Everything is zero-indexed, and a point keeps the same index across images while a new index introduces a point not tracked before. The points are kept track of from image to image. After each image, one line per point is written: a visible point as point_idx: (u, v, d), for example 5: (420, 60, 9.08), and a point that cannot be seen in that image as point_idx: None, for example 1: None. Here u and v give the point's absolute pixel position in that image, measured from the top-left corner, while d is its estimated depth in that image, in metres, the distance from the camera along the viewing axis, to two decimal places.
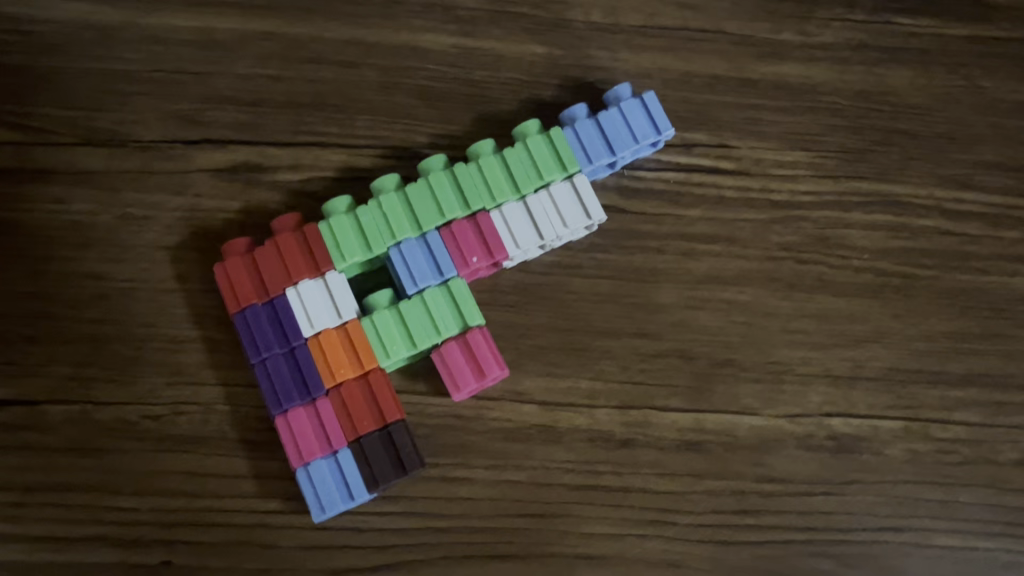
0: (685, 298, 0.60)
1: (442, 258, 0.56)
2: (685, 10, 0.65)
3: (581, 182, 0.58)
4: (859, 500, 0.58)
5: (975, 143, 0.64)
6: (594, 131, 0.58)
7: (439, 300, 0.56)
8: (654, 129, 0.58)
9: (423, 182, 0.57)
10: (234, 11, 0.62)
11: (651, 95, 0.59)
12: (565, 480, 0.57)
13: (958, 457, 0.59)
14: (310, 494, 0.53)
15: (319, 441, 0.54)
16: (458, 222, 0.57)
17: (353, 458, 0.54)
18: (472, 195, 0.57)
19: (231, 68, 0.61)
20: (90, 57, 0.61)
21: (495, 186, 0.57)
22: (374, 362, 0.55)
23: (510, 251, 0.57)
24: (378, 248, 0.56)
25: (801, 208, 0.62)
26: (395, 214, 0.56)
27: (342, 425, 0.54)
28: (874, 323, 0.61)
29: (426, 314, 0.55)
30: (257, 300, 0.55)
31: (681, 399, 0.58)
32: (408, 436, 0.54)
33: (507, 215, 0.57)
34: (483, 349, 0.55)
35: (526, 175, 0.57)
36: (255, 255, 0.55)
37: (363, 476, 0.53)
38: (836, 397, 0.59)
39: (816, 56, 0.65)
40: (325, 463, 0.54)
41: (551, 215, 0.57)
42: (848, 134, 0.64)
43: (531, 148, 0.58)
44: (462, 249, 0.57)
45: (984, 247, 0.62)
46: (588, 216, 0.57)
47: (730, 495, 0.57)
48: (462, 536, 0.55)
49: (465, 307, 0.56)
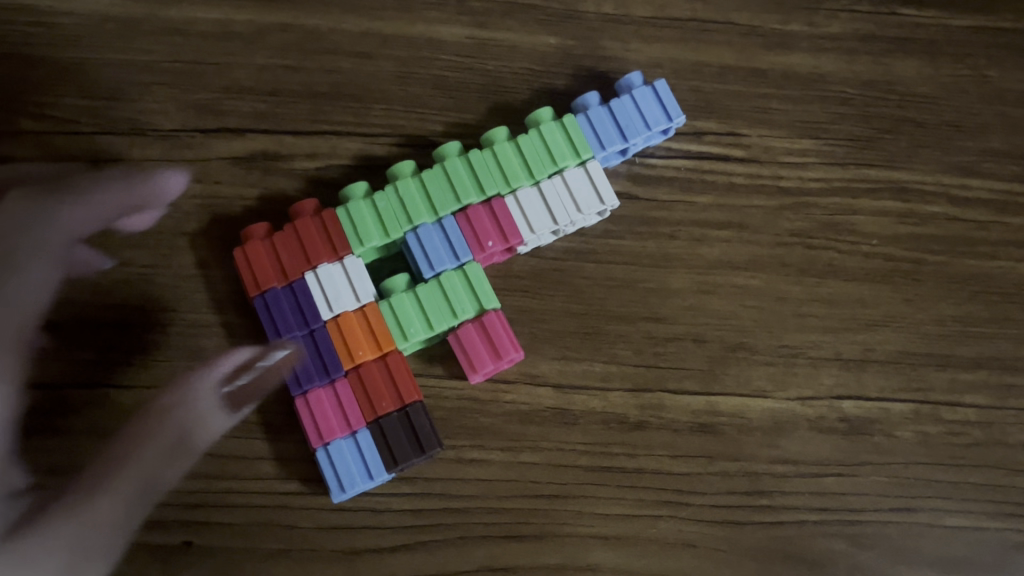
0: (697, 282, 0.61)
1: (458, 242, 0.57)
2: (695, 2, 0.66)
3: (594, 168, 0.59)
4: (871, 482, 0.59)
5: (982, 131, 0.65)
6: (606, 117, 0.59)
7: (455, 283, 0.57)
8: (666, 115, 0.59)
9: (438, 168, 0.58)
10: (252, 5, 0.63)
11: (662, 83, 0.60)
12: (580, 462, 0.57)
13: (969, 439, 0.60)
14: (327, 472, 0.54)
15: (338, 421, 0.55)
16: (472, 208, 0.58)
17: (372, 438, 0.55)
18: (487, 180, 0.58)
19: (250, 59, 0.62)
20: (111, 49, 0.62)
21: (509, 172, 0.58)
22: (392, 344, 0.56)
23: (524, 235, 0.58)
24: (395, 232, 0.57)
25: (811, 195, 0.63)
26: (412, 200, 0.57)
27: (361, 407, 0.55)
28: (885, 307, 0.61)
29: (443, 297, 0.56)
30: (276, 284, 0.56)
31: (695, 381, 0.59)
32: (426, 417, 0.54)
33: (522, 200, 0.58)
34: (499, 330, 0.56)
35: (540, 161, 0.58)
36: (274, 240, 0.56)
37: (381, 455, 0.54)
38: (848, 379, 0.60)
39: (824, 47, 0.66)
40: (343, 442, 0.54)
41: (565, 200, 0.58)
42: (856, 123, 0.65)
43: (545, 135, 0.59)
44: (478, 233, 0.57)
45: (992, 233, 0.63)
46: (601, 201, 0.58)
47: (744, 476, 0.58)
48: (479, 517, 0.56)
49: (481, 290, 0.56)
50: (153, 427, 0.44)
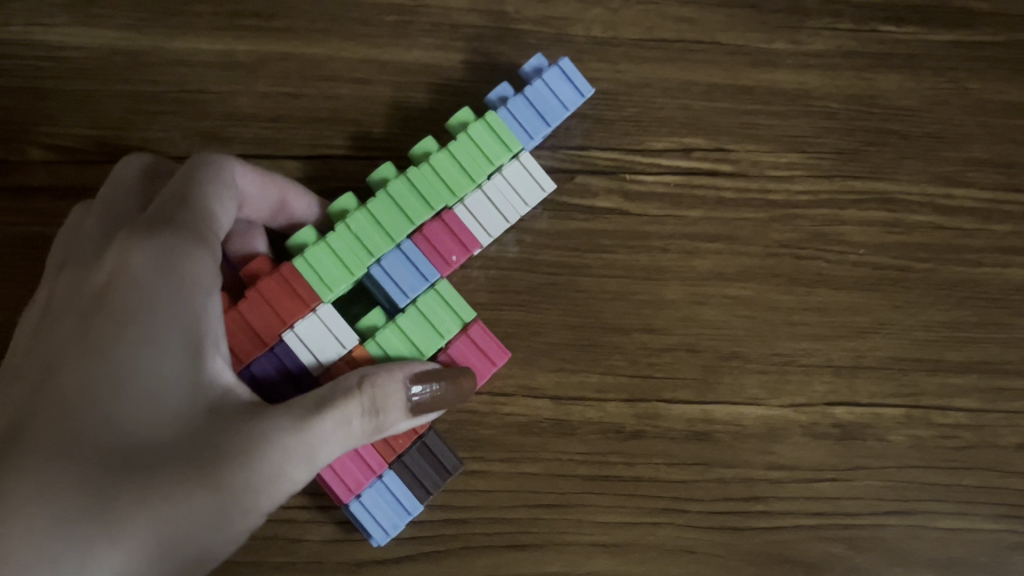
0: (690, 294, 0.62)
1: (422, 264, 0.57)
2: (682, 22, 0.67)
3: (527, 158, 0.60)
4: (866, 485, 0.60)
5: (965, 141, 0.66)
6: (524, 107, 0.60)
7: (433, 306, 0.57)
8: (579, 93, 0.61)
9: (384, 195, 0.57)
10: (253, 34, 0.64)
11: (568, 62, 0.61)
12: (580, 471, 0.59)
13: (960, 442, 0.62)
14: (368, 524, 0.54)
15: (361, 469, 0.54)
16: (427, 225, 0.58)
17: (398, 477, 0.55)
18: (433, 193, 0.58)
19: (251, 87, 0.63)
20: (116, 81, 0.63)
21: (452, 182, 0.58)
22: None
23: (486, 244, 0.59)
24: (360, 268, 0.56)
25: (798, 206, 0.64)
26: (367, 233, 0.57)
27: (379, 450, 0.55)
28: (875, 314, 0.63)
29: (425, 322, 0.57)
30: (257, 352, 0.54)
31: (690, 391, 0.60)
32: (440, 439, 0.56)
33: (473, 210, 0.59)
34: (487, 339, 0.57)
35: (477, 163, 0.59)
36: (242, 308, 0.54)
37: (412, 491, 0.55)
38: (839, 386, 0.62)
39: (809, 63, 0.67)
40: (371, 489, 0.55)
41: (510, 196, 0.60)
42: (841, 135, 0.66)
43: (474, 136, 0.59)
44: (440, 251, 0.58)
45: (978, 240, 0.65)
46: (541, 185, 0.60)
47: (741, 481, 0.60)
48: (483, 527, 0.58)
49: (458, 304, 0.57)
50: (328, 405, 0.45)
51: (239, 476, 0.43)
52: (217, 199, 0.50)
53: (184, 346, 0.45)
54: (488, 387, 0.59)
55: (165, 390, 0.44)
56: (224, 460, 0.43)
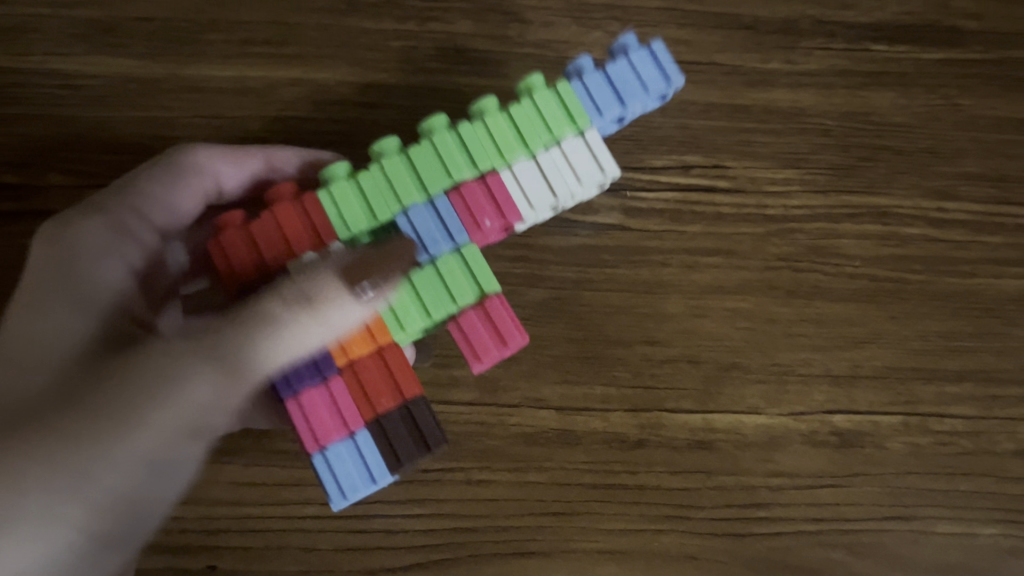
0: (690, 307, 0.64)
1: (451, 221, 0.51)
2: (679, 44, 0.68)
3: (594, 137, 0.52)
4: (864, 491, 0.62)
5: (958, 156, 0.67)
6: (601, 82, 0.52)
7: (452, 269, 0.50)
8: (664, 77, 0.52)
9: (427, 144, 0.51)
10: (262, 61, 0.66)
11: (660, 44, 0.52)
12: (584, 479, 0.61)
13: (956, 448, 0.63)
14: (326, 480, 0.48)
15: (334, 421, 0.49)
16: (465, 185, 0.51)
17: (372, 438, 0.49)
18: (481, 152, 0.51)
19: (261, 112, 0.65)
20: (131, 108, 0.65)
21: (502, 144, 0.51)
22: (387, 336, 0.49)
23: (525, 214, 0.52)
24: (384, 214, 0.50)
25: (795, 221, 0.65)
26: (399, 179, 0.51)
27: (358, 404, 0.49)
28: (872, 325, 0.64)
29: (439, 285, 0.50)
30: (255, 277, 0.50)
31: (691, 401, 0.62)
32: (429, 410, 0.50)
33: (519, 174, 0.52)
34: (504, 317, 0.50)
35: (533, 130, 0.51)
36: (252, 227, 0.50)
37: (384, 458, 0.48)
38: (839, 395, 0.63)
39: (804, 82, 0.68)
40: (339, 444, 0.48)
41: (563, 172, 0.52)
42: (836, 152, 0.67)
43: (538, 102, 0.51)
44: (472, 211, 0.51)
45: (971, 252, 0.66)
46: (598, 169, 0.52)
47: (741, 489, 0.62)
48: (490, 535, 0.60)
49: (480, 272, 0.50)
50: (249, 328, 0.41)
51: (126, 390, 0.40)
52: (160, 190, 0.56)
53: (70, 301, 0.46)
54: (494, 398, 0.61)
55: (54, 341, 0.43)
56: (109, 380, 0.40)
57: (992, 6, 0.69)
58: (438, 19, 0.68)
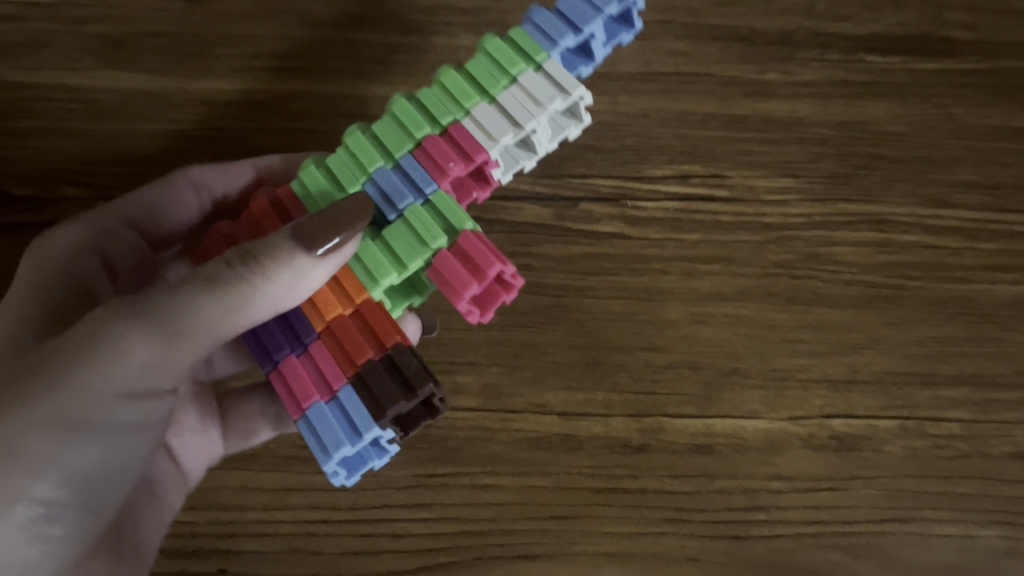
0: (690, 313, 0.65)
1: (416, 174, 0.47)
2: (677, 56, 0.70)
3: (553, 65, 0.47)
4: (863, 494, 0.63)
5: (953, 164, 0.69)
6: (552, 16, 0.49)
7: (421, 215, 0.45)
8: None
9: (388, 117, 0.49)
10: (269, 74, 0.67)
11: None
12: (587, 484, 0.62)
13: (954, 451, 0.64)
14: (312, 440, 0.44)
15: (317, 384, 0.45)
16: (424, 139, 0.48)
17: (355, 392, 0.44)
18: (441, 107, 0.48)
19: (269, 124, 0.66)
20: (141, 121, 0.66)
21: (461, 94, 0.48)
22: (365, 292, 0.46)
23: (491, 150, 0.47)
24: (350, 184, 0.48)
25: (793, 228, 0.67)
26: (363, 148, 0.48)
27: (342, 362, 0.45)
28: (869, 331, 0.66)
29: (410, 233, 0.45)
30: None
31: (692, 406, 0.63)
32: (412, 355, 0.43)
33: (479, 116, 0.47)
34: (480, 246, 0.44)
35: (490, 73, 0.48)
36: (232, 232, 0.49)
37: (365, 408, 0.43)
38: (837, 400, 0.64)
39: (801, 93, 0.69)
40: (324, 406, 0.44)
41: (525, 103, 0.47)
42: (833, 161, 0.68)
43: (489, 48, 0.49)
44: (437, 158, 0.47)
45: (966, 258, 0.67)
46: (561, 89, 0.46)
47: (742, 493, 0.62)
48: (494, 539, 0.61)
49: (452, 215, 0.45)
50: (202, 297, 0.43)
51: (71, 342, 0.43)
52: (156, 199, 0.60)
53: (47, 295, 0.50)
54: (498, 404, 0.62)
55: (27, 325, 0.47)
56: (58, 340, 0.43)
57: (984, 18, 0.71)
58: (440, 32, 0.68)
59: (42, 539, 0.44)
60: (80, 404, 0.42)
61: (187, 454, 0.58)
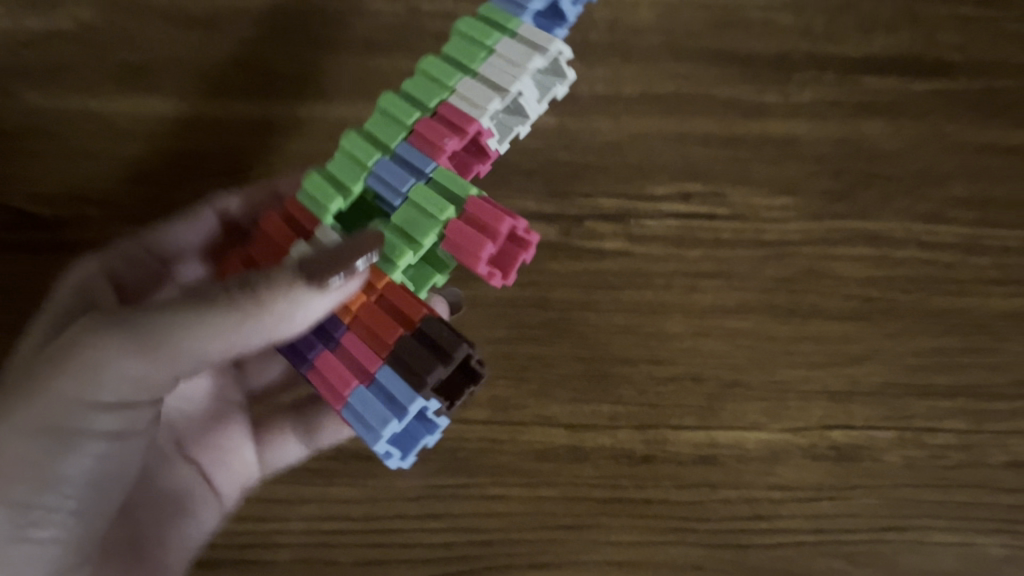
0: (693, 327, 0.67)
1: (415, 159, 0.49)
2: (678, 78, 0.71)
3: (527, 31, 0.51)
4: (863, 504, 0.65)
5: (945, 181, 0.71)
6: None
7: (426, 193, 0.47)
8: None
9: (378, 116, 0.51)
10: (282, 96, 0.69)
11: None
12: (594, 494, 0.64)
13: (951, 461, 0.65)
14: (358, 426, 0.44)
15: (353, 371, 0.46)
16: (416, 125, 0.50)
17: (391, 369, 0.45)
18: (428, 94, 0.51)
19: (284, 146, 0.68)
20: (159, 142, 0.68)
21: (445, 78, 0.51)
22: (383, 276, 0.47)
23: (481, 118, 0.49)
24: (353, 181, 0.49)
25: (792, 244, 0.69)
26: (360, 146, 0.50)
27: (371, 346, 0.46)
28: (868, 343, 0.67)
29: (418, 211, 0.47)
30: None
31: (695, 417, 0.65)
32: (440, 323, 0.44)
33: (463, 90, 0.50)
34: (486, 208, 0.46)
35: (470, 53, 0.51)
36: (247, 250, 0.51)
37: (404, 382, 0.44)
38: (837, 411, 0.66)
39: (797, 113, 0.71)
40: (363, 389, 0.45)
41: (506, 70, 0.50)
42: (830, 178, 0.70)
43: (464, 31, 0.52)
44: (431, 139, 0.49)
45: (961, 271, 0.68)
46: (537, 49, 0.49)
47: (744, 502, 0.64)
48: (504, 549, 0.62)
49: (454, 184, 0.47)
50: (197, 326, 0.44)
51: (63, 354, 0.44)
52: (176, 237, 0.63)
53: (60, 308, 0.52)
54: (505, 416, 0.64)
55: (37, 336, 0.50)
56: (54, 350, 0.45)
57: (976, 38, 0.73)
58: None
59: (31, 541, 0.47)
60: (61, 411, 0.45)
61: (219, 471, 0.62)
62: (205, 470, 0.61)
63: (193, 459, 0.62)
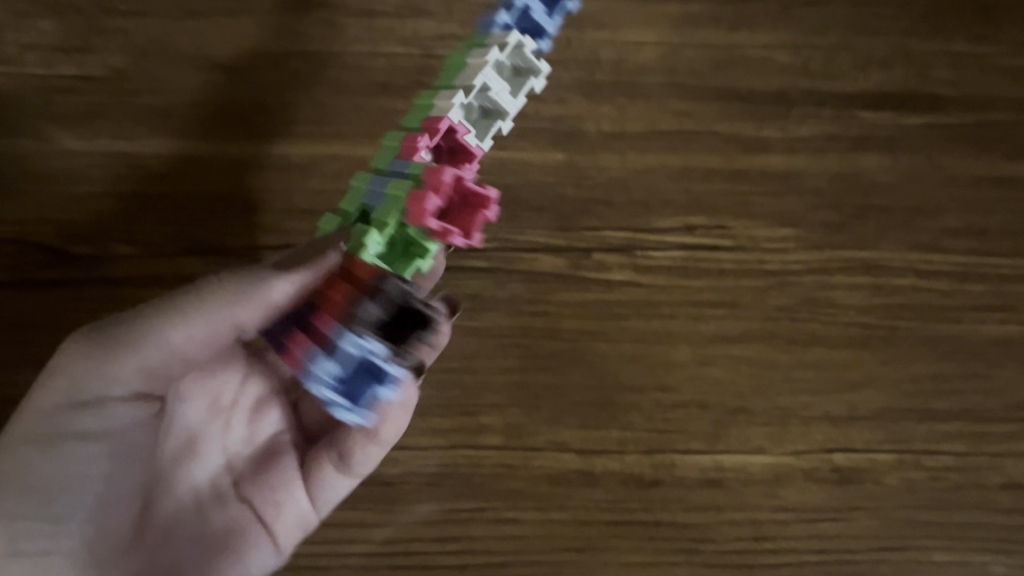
0: (698, 355, 0.70)
1: (395, 165, 0.53)
2: (681, 116, 0.71)
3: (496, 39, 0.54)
4: (863, 524, 0.70)
5: (940, 213, 0.72)
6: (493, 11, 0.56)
7: (393, 182, 0.52)
8: None
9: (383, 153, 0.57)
10: (296, 137, 0.71)
11: None
12: (604, 517, 0.68)
13: (949, 482, 0.70)
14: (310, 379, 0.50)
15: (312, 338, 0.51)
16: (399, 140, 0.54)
17: (334, 323, 0.50)
18: (416, 116, 0.55)
19: (303, 185, 0.71)
20: (180, 181, 0.70)
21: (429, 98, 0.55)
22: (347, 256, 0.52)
23: (449, 112, 0.52)
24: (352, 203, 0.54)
25: (793, 274, 0.71)
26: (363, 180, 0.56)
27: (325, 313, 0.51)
28: (865, 370, 0.71)
29: (386, 198, 0.51)
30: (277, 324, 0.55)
31: (700, 442, 0.69)
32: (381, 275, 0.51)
33: (441, 99, 0.54)
34: (432, 172, 0.49)
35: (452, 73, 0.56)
36: None
37: (338, 328, 0.49)
38: (837, 434, 0.70)
39: (797, 147, 0.71)
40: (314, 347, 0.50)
41: (475, 72, 0.53)
42: (829, 210, 0.71)
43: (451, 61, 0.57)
44: (407, 144, 0.52)
45: (956, 300, 0.71)
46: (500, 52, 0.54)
47: (748, 523, 0.69)
48: (522, 568, 0.67)
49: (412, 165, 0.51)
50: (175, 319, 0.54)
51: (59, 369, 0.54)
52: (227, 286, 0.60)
53: None
54: (519, 443, 0.67)
55: None
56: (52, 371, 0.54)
57: (978, 68, 0.72)
58: None
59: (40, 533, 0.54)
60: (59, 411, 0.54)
61: (277, 518, 0.62)
62: (259, 510, 0.62)
63: (249, 500, 0.62)
